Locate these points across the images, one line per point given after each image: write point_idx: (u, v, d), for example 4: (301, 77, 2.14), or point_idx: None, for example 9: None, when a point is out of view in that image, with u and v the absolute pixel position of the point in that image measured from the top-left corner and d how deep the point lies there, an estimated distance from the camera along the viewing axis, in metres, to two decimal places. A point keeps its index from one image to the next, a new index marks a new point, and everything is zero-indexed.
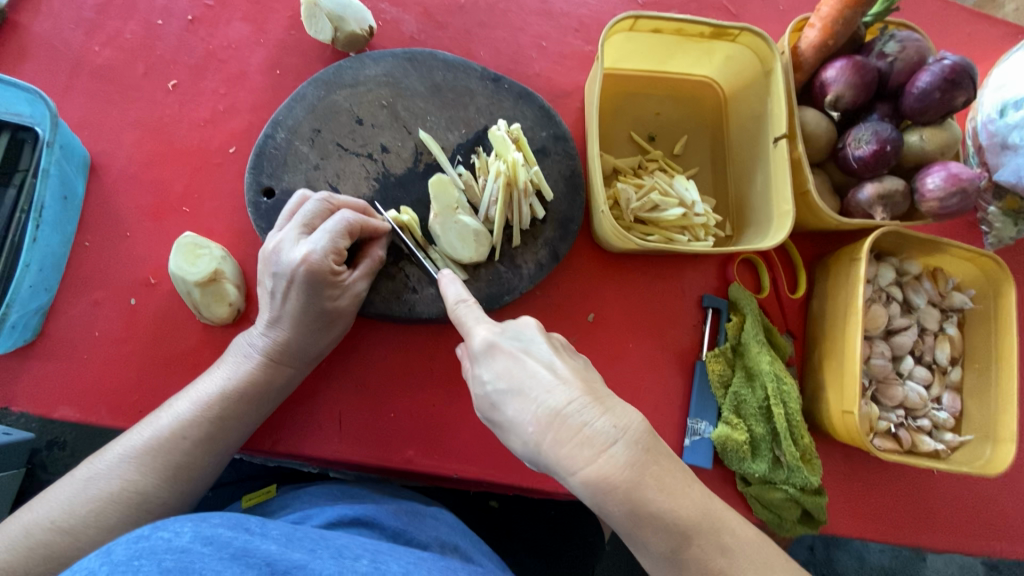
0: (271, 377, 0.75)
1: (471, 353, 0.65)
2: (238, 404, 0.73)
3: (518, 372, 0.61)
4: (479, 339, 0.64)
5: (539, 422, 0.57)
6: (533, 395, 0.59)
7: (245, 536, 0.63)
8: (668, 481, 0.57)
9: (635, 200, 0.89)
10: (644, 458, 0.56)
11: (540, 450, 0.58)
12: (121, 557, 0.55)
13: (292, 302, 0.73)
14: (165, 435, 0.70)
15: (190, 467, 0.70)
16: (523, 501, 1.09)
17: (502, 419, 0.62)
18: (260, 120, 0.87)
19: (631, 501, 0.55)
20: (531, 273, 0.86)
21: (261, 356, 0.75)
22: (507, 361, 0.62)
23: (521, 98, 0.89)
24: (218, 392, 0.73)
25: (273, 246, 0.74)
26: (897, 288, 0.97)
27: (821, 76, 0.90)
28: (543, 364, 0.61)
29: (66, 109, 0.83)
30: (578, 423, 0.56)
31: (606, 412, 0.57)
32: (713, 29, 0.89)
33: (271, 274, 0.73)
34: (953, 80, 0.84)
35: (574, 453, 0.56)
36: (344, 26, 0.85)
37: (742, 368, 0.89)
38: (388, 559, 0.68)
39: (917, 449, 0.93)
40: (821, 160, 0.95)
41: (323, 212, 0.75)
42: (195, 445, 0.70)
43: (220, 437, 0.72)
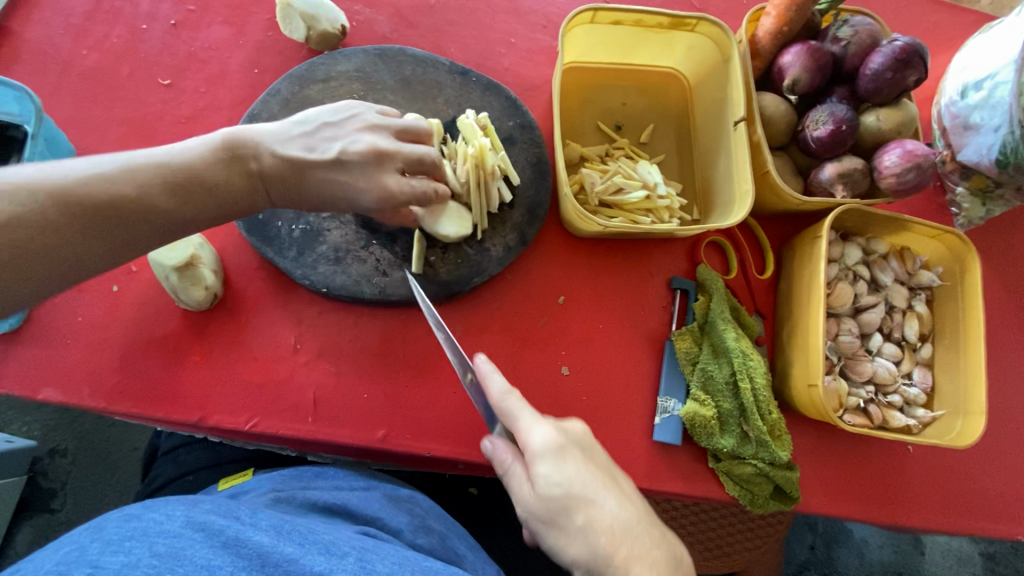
0: (201, 212, 0.69)
1: (536, 451, 0.69)
2: (158, 209, 0.65)
3: (590, 479, 0.69)
4: (550, 440, 0.70)
5: (611, 537, 0.66)
6: (604, 508, 0.68)
7: (237, 524, 0.67)
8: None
9: (599, 184, 0.92)
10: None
11: (599, 559, 0.66)
12: (115, 536, 0.61)
13: (322, 180, 0.72)
14: (67, 183, 0.61)
15: (65, 252, 0.61)
16: (502, 488, 1.10)
17: (567, 523, 0.67)
18: (239, 116, 0.92)
19: None
20: (500, 256, 0.89)
21: (228, 184, 0.69)
22: (578, 466, 0.69)
23: (488, 90, 0.93)
24: (127, 192, 0.63)
25: (358, 126, 0.75)
26: (864, 267, 0.98)
27: (779, 62, 0.93)
28: (604, 473, 0.72)
29: (55, 109, 0.88)
30: (644, 544, 0.67)
31: (657, 535, 0.69)
32: (671, 19, 0.93)
33: (340, 141, 0.73)
34: (904, 60, 0.86)
35: (638, 567, 0.66)
36: (316, 25, 0.90)
37: (710, 345, 0.91)
38: (374, 559, 0.69)
39: (888, 425, 0.93)
40: (784, 144, 0.97)
41: (415, 133, 0.78)
42: (88, 220, 0.62)
43: (123, 225, 0.64)
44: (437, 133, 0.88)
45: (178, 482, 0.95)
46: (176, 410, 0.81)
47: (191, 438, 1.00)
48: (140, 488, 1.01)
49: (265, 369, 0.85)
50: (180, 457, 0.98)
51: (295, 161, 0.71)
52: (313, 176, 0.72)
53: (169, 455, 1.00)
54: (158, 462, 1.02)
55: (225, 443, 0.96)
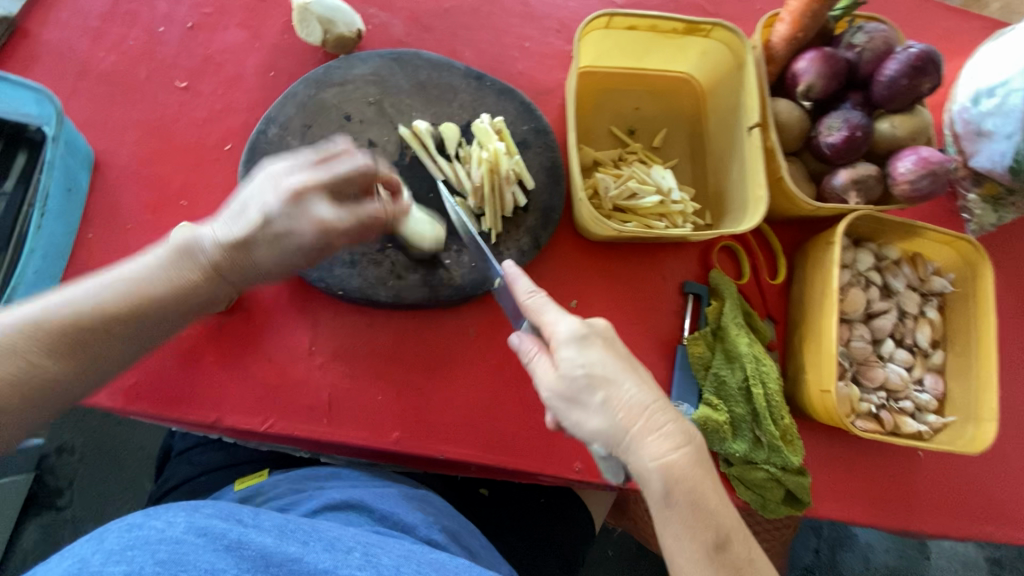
0: (177, 318, 0.68)
1: (559, 337, 0.67)
2: (126, 330, 0.65)
3: (610, 362, 0.67)
4: (574, 327, 0.68)
5: (629, 411, 0.65)
6: (625, 388, 0.66)
7: (240, 528, 0.67)
8: (716, 484, 0.67)
9: (614, 188, 0.92)
10: (703, 461, 0.67)
11: (621, 434, 0.65)
12: (116, 545, 0.60)
13: (270, 256, 0.69)
14: (69, 310, 0.62)
15: (116, 360, 0.66)
16: (511, 488, 1.11)
17: (585, 404, 0.66)
18: (255, 118, 0.92)
19: (696, 494, 0.65)
20: (514, 260, 0.89)
21: (201, 280, 0.68)
22: (601, 351, 0.67)
23: (503, 94, 0.94)
24: (119, 304, 0.64)
25: (292, 188, 0.67)
26: (876, 273, 0.99)
27: (793, 68, 0.93)
28: (625, 361, 0.68)
29: (72, 110, 0.88)
30: (664, 418, 0.65)
31: (679, 417, 0.67)
32: (685, 25, 0.93)
33: (275, 212, 0.67)
34: (918, 67, 0.86)
35: (658, 442, 0.64)
36: (333, 28, 0.90)
37: (723, 350, 0.91)
38: (380, 552, 0.70)
39: (900, 431, 0.93)
40: (797, 149, 0.97)
41: (360, 177, 0.70)
42: (59, 351, 0.61)
43: (99, 354, 0.64)
44: (451, 137, 0.89)
45: (192, 482, 0.96)
46: (192, 412, 0.82)
47: (204, 439, 1.01)
48: (154, 489, 1.02)
49: (280, 371, 0.85)
50: (193, 458, 0.99)
51: (237, 240, 0.67)
52: (261, 252, 0.69)
53: (182, 455, 1.01)
54: (171, 462, 1.03)
55: (238, 444, 0.97)
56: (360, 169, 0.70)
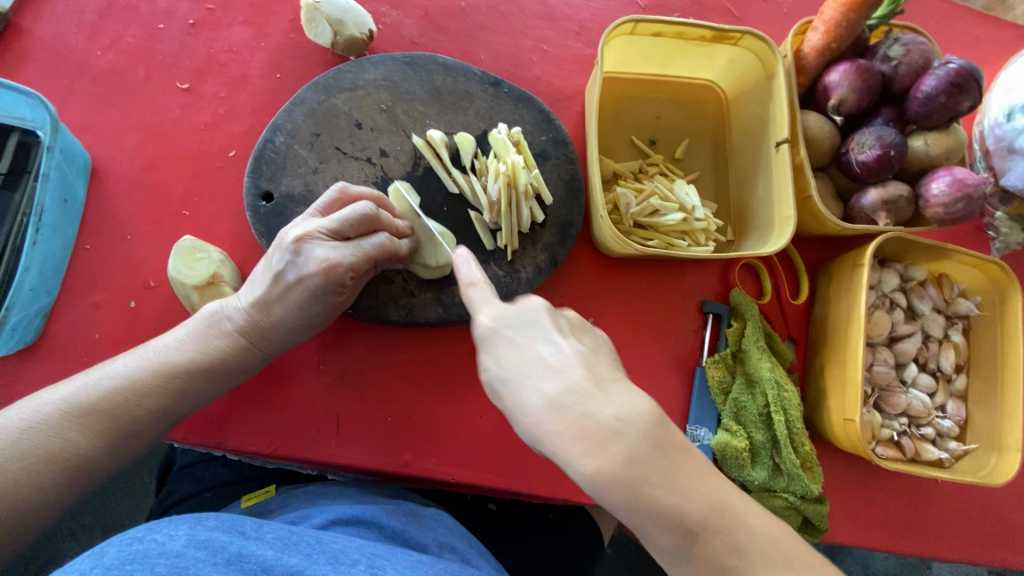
0: (208, 389, 0.72)
1: (474, 337, 0.60)
2: (159, 403, 0.68)
3: (517, 356, 0.56)
4: (482, 325, 0.59)
5: (539, 413, 0.53)
6: (533, 385, 0.54)
7: (241, 540, 0.64)
8: (672, 473, 0.51)
9: (635, 205, 0.88)
10: (646, 452, 0.51)
11: (540, 441, 0.54)
12: (115, 561, 0.56)
13: (289, 309, 0.72)
14: (114, 393, 0.65)
15: (157, 430, 0.69)
16: (521, 505, 1.10)
17: (505, 408, 0.57)
18: (260, 123, 0.88)
19: (635, 498, 0.50)
20: (530, 278, 0.86)
21: (221, 347, 0.71)
22: (509, 347, 0.57)
23: (521, 101, 0.89)
24: (161, 381, 0.68)
25: (296, 236, 0.71)
26: (901, 294, 0.96)
27: (824, 80, 0.89)
28: (541, 347, 0.56)
29: (69, 112, 0.84)
30: (579, 413, 0.52)
31: (608, 401, 0.52)
32: (714, 33, 0.88)
33: (284, 262, 0.71)
34: (958, 84, 0.82)
35: (575, 446, 0.51)
36: (343, 30, 0.85)
37: (743, 375, 0.89)
38: (386, 564, 0.66)
39: (920, 458, 0.91)
40: (825, 165, 0.93)
41: (366, 223, 0.73)
42: (93, 428, 0.63)
43: (132, 432, 0.66)
44: (467, 147, 0.84)
45: (196, 498, 0.94)
46: (196, 431, 0.80)
47: (209, 455, 0.99)
48: (156, 504, 1.00)
49: (285, 389, 0.82)
50: (197, 474, 0.97)
51: (259, 301, 0.72)
52: (280, 307, 0.72)
53: (186, 470, 0.99)
54: (173, 477, 1.01)
55: (244, 460, 0.95)
56: (362, 218, 0.73)
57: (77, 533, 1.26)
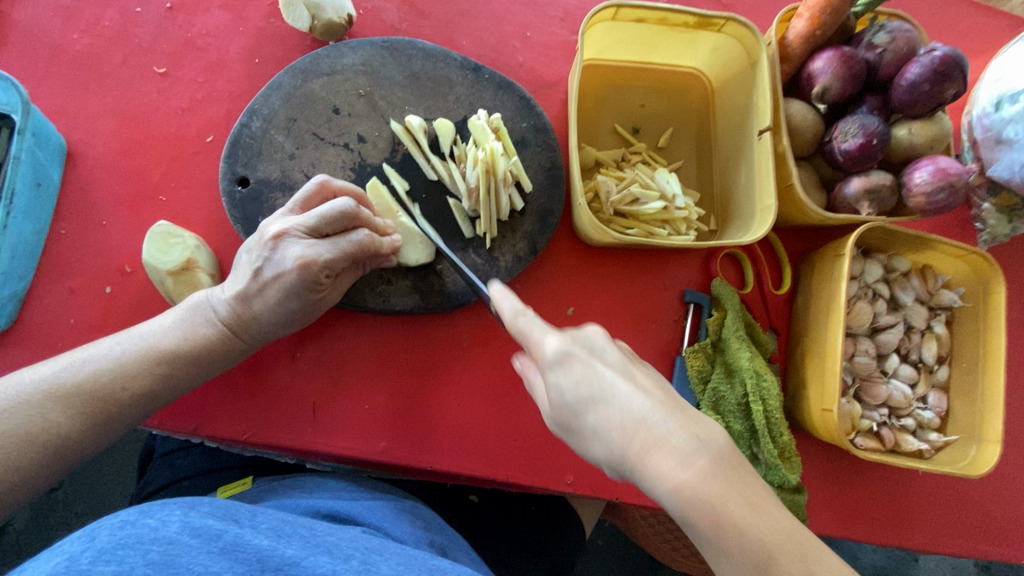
0: (194, 375, 0.71)
1: (540, 358, 0.58)
2: (143, 387, 0.67)
3: (593, 377, 0.55)
4: (550, 345, 0.57)
5: (623, 432, 0.53)
6: (616, 403, 0.54)
7: (235, 529, 0.62)
8: (755, 498, 0.52)
9: (615, 192, 0.88)
10: (733, 474, 0.52)
11: (623, 460, 0.53)
12: (107, 544, 0.55)
13: (269, 305, 0.72)
14: (98, 377, 0.65)
15: (141, 414, 0.69)
16: (502, 496, 1.11)
17: (577, 426, 0.56)
18: (238, 109, 0.87)
19: (722, 519, 0.50)
20: (509, 266, 0.85)
21: (205, 336, 0.71)
22: (584, 367, 0.56)
23: (501, 88, 0.88)
24: (146, 367, 0.68)
25: (274, 232, 0.71)
26: (884, 285, 0.95)
27: (809, 68, 0.88)
28: (619, 368, 0.56)
29: (45, 97, 0.83)
30: (665, 430, 0.52)
31: (691, 423, 0.54)
32: (697, 19, 0.87)
33: (262, 258, 0.71)
34: (943, 72, 0.81)
35: (665, 462, 0.51)
36: (321, 14, 0.84)
37: (722, 364, 0.88)
38: (378, 560, 0.66)
39: (900, 449, 0.91)
40: (809, 154, 0.92)
41: (345, 219, 0.71)
42: (75, 408, 0.63)
43: (115, 414, 0.66)
44: (445, 134, 0.84)
45: (174, 486, 0.94)
46: (171, 417, 0.80)
47: (188, 443, 1.00)
48: (136, 492, 1.00)
49: (260, 377, 0.82)
50: (176, 462, 0.97)
51: (241, 295, 0.71)
52: (260, 302, 0.72)
53: (165, 459, 0.99)
54: (153, 465, 1.01)
55: (223, 449, 0.95)
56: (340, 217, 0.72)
57: (70, 520, 1.27)
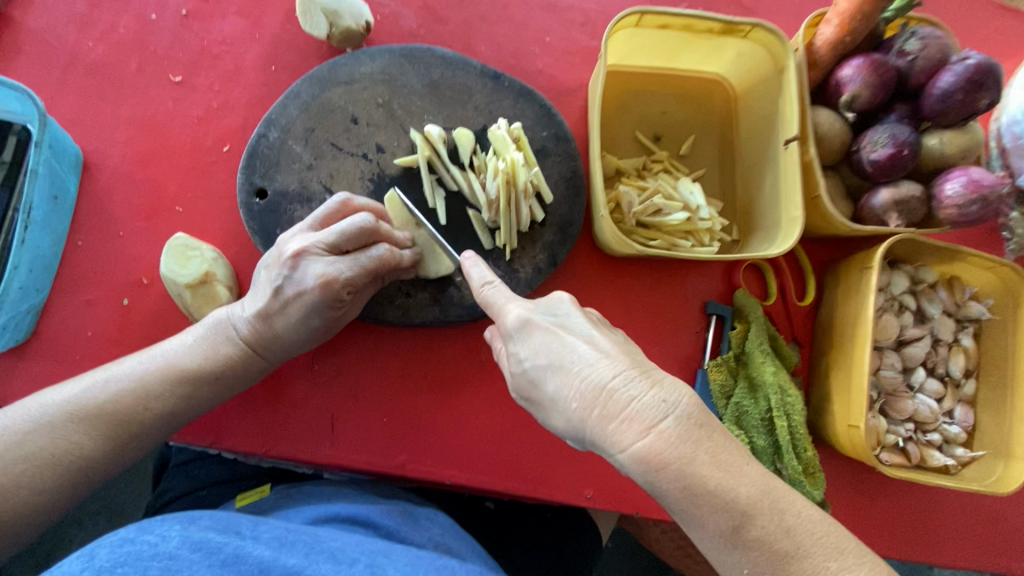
0: (216, 394, 0.71)
1: (505, 331, 0.62)
2: (166, 408, 0.67)
3: (557, 346, 0.58)
4: (515, 318, 0.61)
5: (584, 399, 0.55)
6: (576, 372, 0.56)
7: (237, 541, 0.62)
8: (720, 454, 0.52)
9: (638, 203, 0.86)
10: (695, 432, 0.52)
11: (585, 426, 0.56)
12: (106, 563, 0.55)
13: (291, 323, 0.71)
14: (120, 398, 0.65)
15: (163, 434, 0.68)
16: (518, 504, 1.10)
17: (542, 397, 0.59)
18: (255, 117, 0.86)
19: (686, 478, 0.51)
20: (529, 278, 0.84)
21: (227, 355, 0.70)
22: (548, 337, 0.59)
23: (522, 96, 0.87)
24: (168, 387, 0.67)
25: (294, 249, 0.70)
26: (910, 297, 0.93)
27: (837, 75, 0.86)
28: (583, 338, 0.58)
29: (60, 105, 0.82)
30: (624, 396, 0.53)
31: (655, 385, 0.54)
32: (723, 25, 0.85)
33: (282, 276, 0.70)
34: (977, 81, 0.79)
35: (625, 430, 0.53)
36: (339, 21, 0.83)
37: (745, 378, 0.87)
38: (386, 563, 0.65)
39: (926, 464, 0.89)
40: (835, 163, 0.90)
41: (365, 234, 0.71)
42: (97, 430, 0.63)
43: (137, 435, 0.66)
44: (465, 143, 0.82)
45: (191, 496, 0.94)
46: (191, 431, 0.79)
47: (203, 453, 0.99)
48: (151, 500, 1.00)
49: (279, 389, 0.82)
50: (192, 471, 0.97)
51: (262, 313, 0.70)
52: (281, 320, 0.71)
53: (181, 467, 0.99)
54: (168, 473, 1.01)
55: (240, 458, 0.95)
56: (360, 233, 0.71)
57: (82, 521, 1.27)
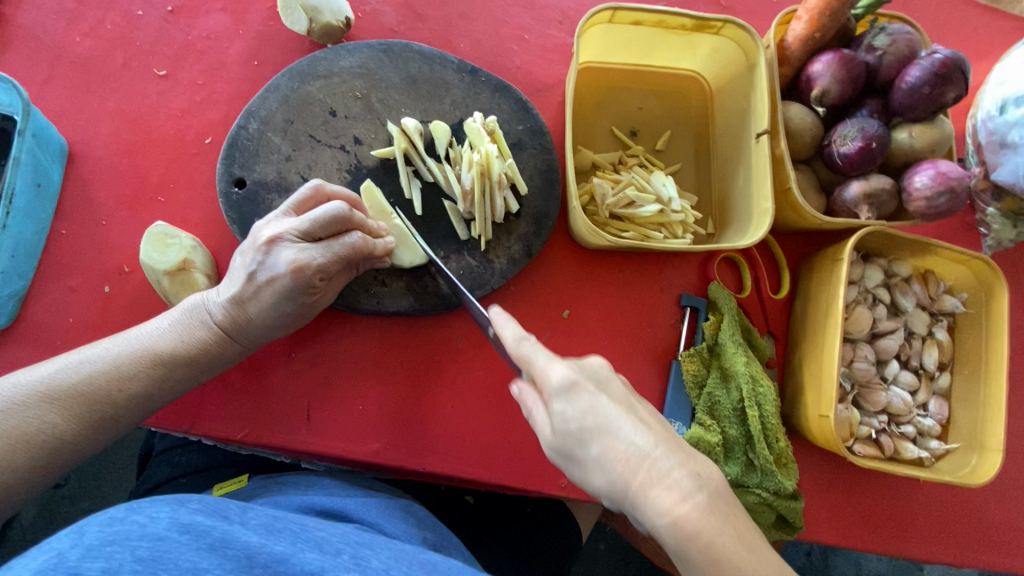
0: (189, 378, 0.72)
1: (547, 387, 0.57)
2: (139, 390, 0.68)
3: (600, 411, 0.56)
4: (559, 375, 0.57)
5: (627, 464, 0.54)
6: (620, 436, 0.55)
7: (226, 525, 0.60)
8: (745, 532, 0.54)
9: (611, 195, 0.87)
10: (727, 509, 0.54)
11: (623, 492, 0.54)
12: (94, 541, 0.54)
13: (264, 308, 0.73)
14: (94, 379, 0.66)
15: (136, 415, 0.70)
16: (498, 497, 1.11)
17: (579, 457, 0.56)
18: (237, 110, 0.88)
19: (716, 552, 0.52)
20: (504, 268, 0.85)
21: (200, 339, 0.72)
22: (592, 400, 0.56)
23: (498, 90, 0.89)
24: (141, 370, 0.68)
25: (268, 236, 0.71)
26: (884, 290, 0.94)
27: (808, 70, 0.87)
28: (625, 404, 0.57)
29: (48, 98, 0.85)
30: (668, 468, 0.53)
31: (691, 459, 0.55)
32: (695, 21, 0.87)
33: (255, 262, 0.71)
34: (943, 75, 0.80)
35: (667, 500, 0.52)
36: (319, 17, 0.85)
37: (718, 369, 0.87)
38: (370, 555, 0.65)
39: (900, 456, 0.90)
40: (808, 157, 0.91)
41: (337, 222, 0.72)
42: (70, 410, 0.64)
43: (110, 416, 0.67)
44: (441, 136, 0.84)
45: (171, 483, 0.95)
46: (167, 415, 0.80)
47: (185, 441, 1.00)
48: (135, 487, 1.01)
49: (256, 376, 0.83)
50: (174, 460, 0.98)
51: (236, 298, 0.72)
52: (254, 305, 0.72)
53: (163, 456, 1.00)
54: (151, 462, 1.02)
55: (220, 446, 0.96)
56: (333, 221, 0.72)
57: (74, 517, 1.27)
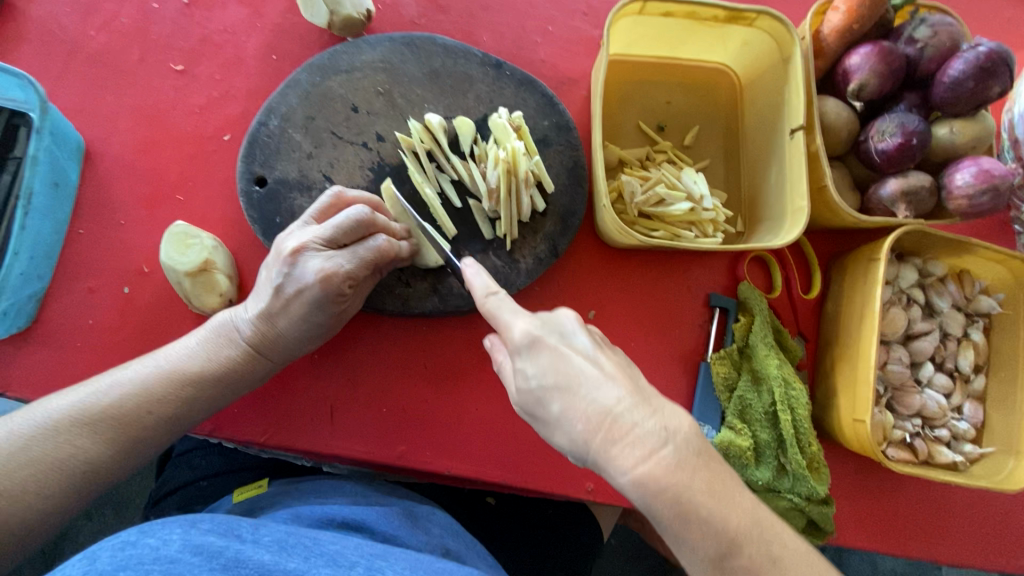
0: (217, 396, 0.71)
1: (511, 346, 0.59)
2: (170, 410, 0.67)
3: (562, 366, 0.56)
4: (521, 332, 0.58)
5: (589, 421, 0.54)
6: (582, 395, 0.55)
7: (238, 545, 0.60)
8: (717, 485, 0.52)
9: (640, 193, 0.85)
10: (694, 461, 0.52)
11: (587, 448, 0.55)
12: (108, 566, 0.54)
13: (294, 321, 0.71)
14: (124, 403, 0.65)
15: (167, 436, 0.68)
16: (518, 499, 1.09)
17: (545, 414, 0.57)
18: (255, 106, 0.85)
19: (683, 505, 0.51)
20: (530, 268, 0.83)
21: (229, 359, 0.70)
22: (554, 356, 0.57)
23: (523, 85, 0.86)
24: (172, 391, 0.67)
25: (293, 247, 0.69)
26: (919, 290, 0.91)
27: (844, 63, 0.84)
28: (591, 360, 0.57)
29: (62, 93, 0.83)
30: (630, 422, 0.53)
31: (656, 412, 0.53)
32: (727, 12, 0.84)
33: (281, 275, 0.69)
34: (988, 68, 0.77)
35: (629, 456, 0.52)
36: (339, 9, 0.82)
37: (749, 371, 0.86)
38: (384, 566, 0.63)
39: (934, 461, 0.88)
40: (842, 154, 0.88)
41: (361, 227, 0.70)
42: (101, 434, 0.63)
43: (141, 438, 0.66)
44: (465, 132, 0.81)
45: (190, 487, 0.95)
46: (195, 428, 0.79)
47: (205, 443, 1.00)
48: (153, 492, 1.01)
49: (279, 379, 0.81)
50: (194, 462, 0.98)
51: (264, 314, 0.70)
52: (283, 319, 0.71)
53: (183, 458, 1.00)
54: (170, 465, 1.02)
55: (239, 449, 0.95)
56: (359, 229, 0.70)
57: (88, 516, 1.27)
